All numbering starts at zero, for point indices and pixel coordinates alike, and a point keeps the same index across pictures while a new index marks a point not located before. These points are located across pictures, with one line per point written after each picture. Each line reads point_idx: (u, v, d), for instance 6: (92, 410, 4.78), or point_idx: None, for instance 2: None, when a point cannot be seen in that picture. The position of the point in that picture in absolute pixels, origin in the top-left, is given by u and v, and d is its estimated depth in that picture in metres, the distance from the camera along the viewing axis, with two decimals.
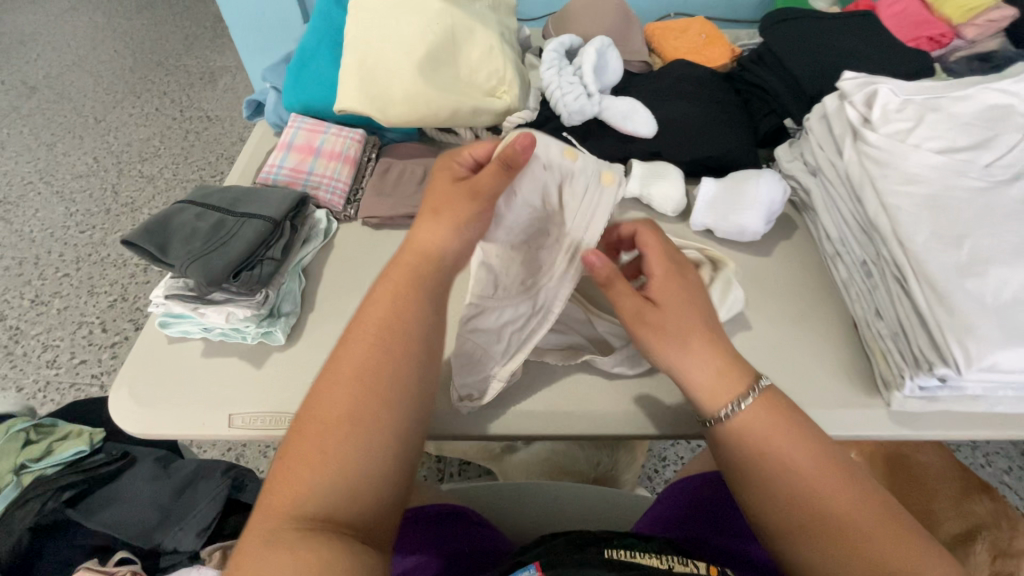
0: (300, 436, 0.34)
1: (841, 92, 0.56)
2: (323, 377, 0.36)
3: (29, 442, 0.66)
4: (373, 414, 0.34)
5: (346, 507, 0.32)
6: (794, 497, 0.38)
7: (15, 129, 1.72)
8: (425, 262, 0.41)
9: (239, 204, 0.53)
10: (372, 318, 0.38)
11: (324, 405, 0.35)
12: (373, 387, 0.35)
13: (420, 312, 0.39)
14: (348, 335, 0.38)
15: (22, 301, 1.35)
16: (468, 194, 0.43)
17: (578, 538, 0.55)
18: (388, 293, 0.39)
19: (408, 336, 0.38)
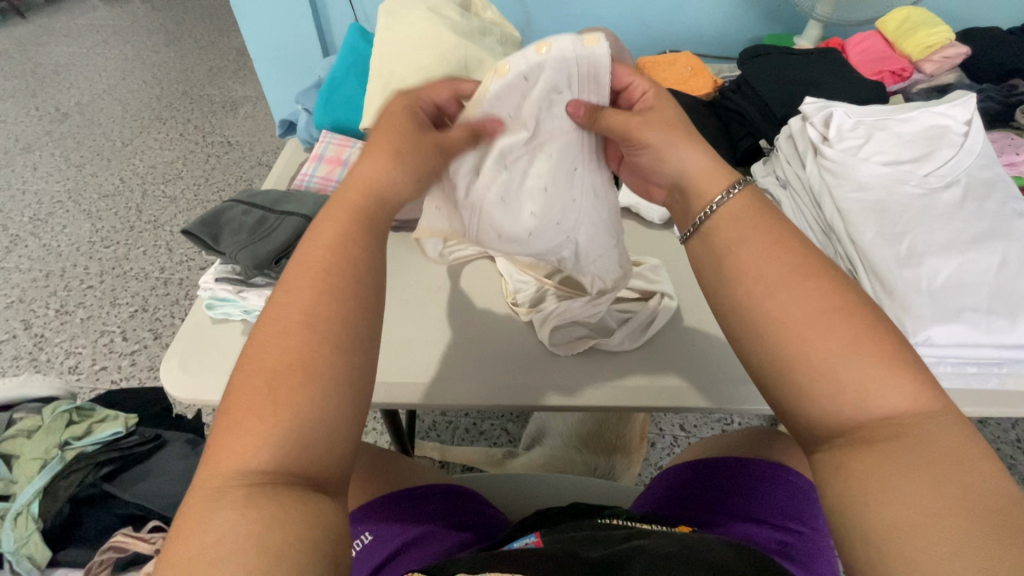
0: (241, 393, 0.30)
1: (804, 114, 0.65)
2: (262, 327, 0.32)
3: (72, 422, 0.72)
4: (324, 362, 0.31)
5: (295, 459, 0.29)
6: (750, 309, 0.35)
7: (47, 152, 1.83)
8: (367, 207, 0.38)
9: (280, 203, 0.62)
10: (313, 258, 0.35)
11: (264, 359, 0.31)
12: (319, 332, 0.32)
13: (372, 254, 0.36)
14: (289, 279, 0.34)
15: (47, 311, 1.42)
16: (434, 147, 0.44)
17: (574, 509, 0.61)
18: (333, 236, 0.36)
19: (348, 278, 0.34)
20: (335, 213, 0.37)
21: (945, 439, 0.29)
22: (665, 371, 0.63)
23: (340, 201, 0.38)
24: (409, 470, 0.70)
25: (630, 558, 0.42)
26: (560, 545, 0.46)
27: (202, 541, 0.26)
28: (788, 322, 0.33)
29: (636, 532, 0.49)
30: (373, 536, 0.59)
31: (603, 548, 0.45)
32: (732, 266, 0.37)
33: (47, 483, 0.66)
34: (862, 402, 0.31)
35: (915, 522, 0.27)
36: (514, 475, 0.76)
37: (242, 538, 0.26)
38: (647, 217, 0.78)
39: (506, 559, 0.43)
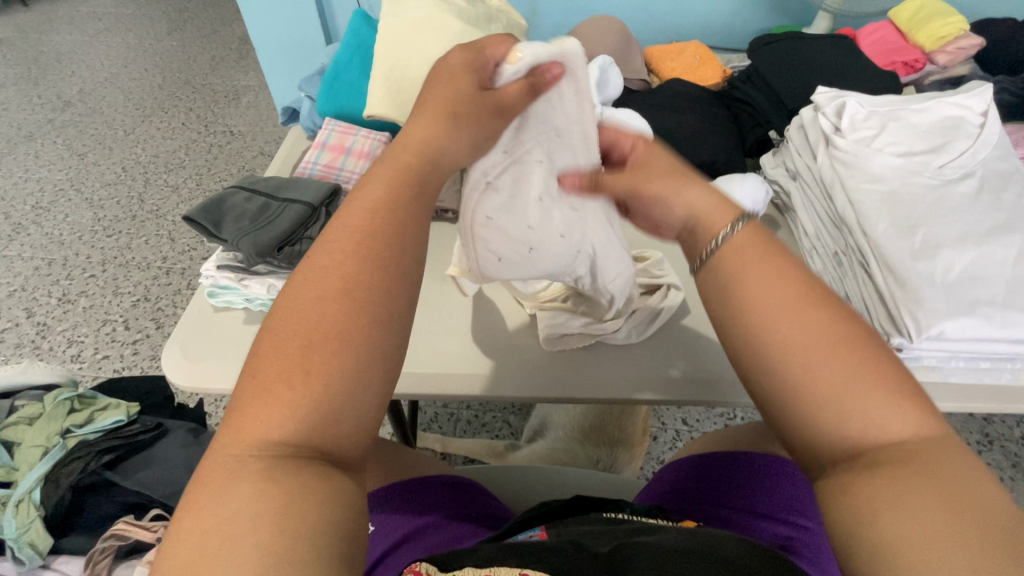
0: (271, 355, 0.28)
1: (817, 104, 0.64)
2: (291, 288, 0.30)
3: (74, 410, 0.71)
4: (360, 331, 0.29)
5: (324, 431, 0.27)
6: (756, 324, 0.33)
7: (49, 140, 1.82)
8: (404, 174, 0.36)
9: (283, 190, 0.61)
10: (349, 219, 0.32)
11: (294, 322, 0.29)
12: (354, 298, 0.30)
13: (411, 220, 0.34)
14: (323, 240, 0.32)
15: (50, 300, 1.42)
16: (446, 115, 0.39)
17: (578, 501, 0.61)
18: (371, 202, 0.33)
19: (383, 240, 0.32)
20: (375, 174, 0.35)
21: (953, 464, 0.28)
22: (672, 364, 0.63)
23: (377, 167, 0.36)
24: (412, 461, 0.70)
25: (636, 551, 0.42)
26: (565, 539, 0.46)
27: (215, 516, 0.24)
28: (788, 348, 0.32)
29: (640, 526, 0.49)
30: (375, 526, 0.59)
31: (608, 542, 0.45)
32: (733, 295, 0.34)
33: (50, 470, 0.65)
34: (870, 420, 0.30)
35: (930, 539, 0.25)
36: (517, 468, 0.75)
37: (263, 513, 0.24)
38: None
39: (511, 552, 0.42)
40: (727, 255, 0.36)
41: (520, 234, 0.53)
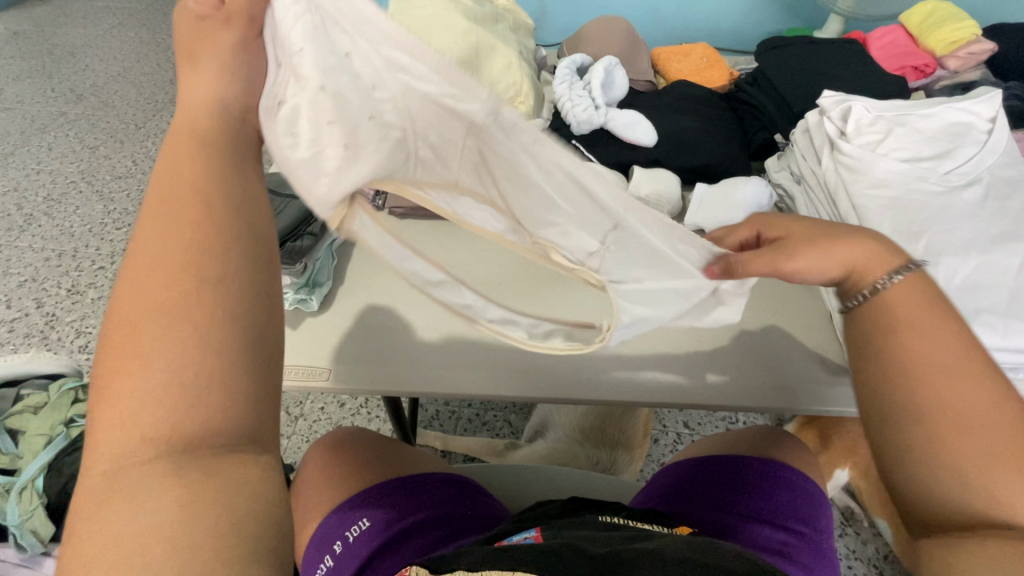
0: (113, 353, 0.28)
1: (822, 108, 0.63)
2: (125, 285, 0.30)
3: (78, 399, 0.73)
4: (198, 304, 0.29)
5: (185, 414, 0.27)
6: (904, 374, 0.37)
7: (62, 132, 1.84)
8: (207, 134, 0.35)
9: (285, 187, 0.65)
10: (170, 186, 0.32)
11: (128, 315, 0.29)
12: (191, 253, 0.30)
13: (234, 186, 0.34)
14: (148, 229, 0.31)
15: (59, 290, 1.43)
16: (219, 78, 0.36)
17: (575, 502, 0.61)
18: (195, 167, 0.33)
19: (206, 200, 0.32)
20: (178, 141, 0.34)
21: None
22: (678, 363, 0.60)
23: (173, 144, 0.34)
24: (410, 457, 0.70)
25: (621, 565, 0.43)
26: (556, 542, 0.47)
27: (115, 502, 0.26)
28: (913, 408, 0.36)
29: (631, 534, 0.50)
30: (371, 522, 0.60)
31: (592, 547, 0.46)
32: (879, 345, 0.39)
33: (52, 459, 0.67)
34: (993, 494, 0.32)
35: None
36: (515, 466, 0.75)
37: (169, 511, 0.26)
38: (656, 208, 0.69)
39: (507, 555, 0.45)
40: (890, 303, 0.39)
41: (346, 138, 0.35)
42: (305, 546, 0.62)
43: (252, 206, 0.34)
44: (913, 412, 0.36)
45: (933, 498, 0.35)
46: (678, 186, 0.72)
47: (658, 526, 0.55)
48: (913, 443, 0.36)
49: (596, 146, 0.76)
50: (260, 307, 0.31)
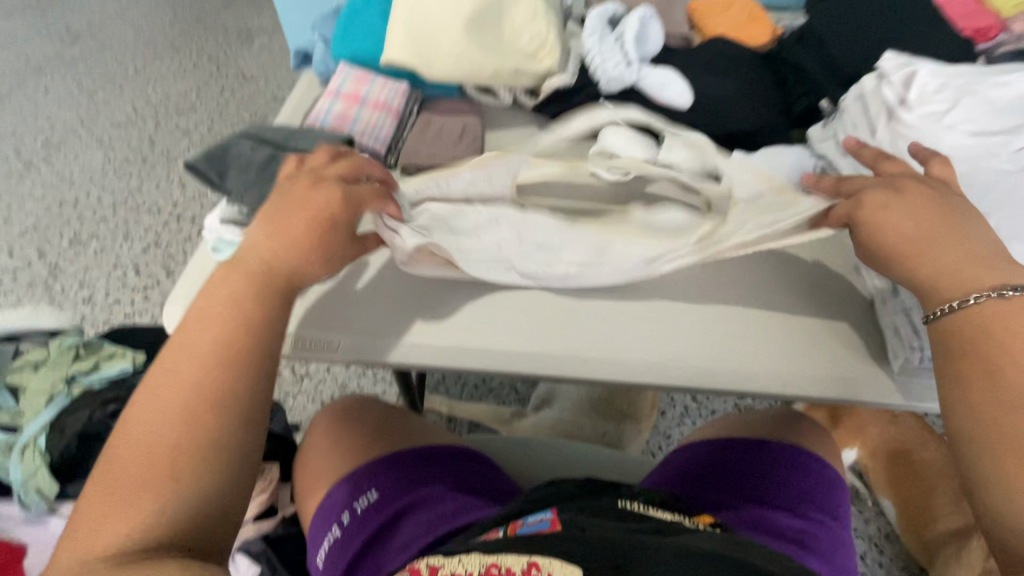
0: (124, 459, 0.38)
1: (882, 72, 0.59)
2: (145, 402, 0.41)
3: (78, 357, 0.72)
4: (201, 432, 0.40)
5: (162, 516, 0.37)
6: (975, 398, 0.42)
7: (59, 75, 1.76)
8: (250, 285, 0.46)
9: (292, 139, 0.60)
10: (205, 325, 0.44)
11: (145, 430, 0.39)
12: (205, 389, 0.41)
13: (259, 331, 0.45)
14: (177, 360, 0.42)
15: (61, 240, 1.40)
16: (282, 241, 0.48)
17: (588, 484, 0.59)
18: (225, 313, 0.44)
19: (228, 344, 0.43)
20: (233, 279, 0.46)
21: None
22: (705, 346, 0.56)
23: (219, 285, 0.46)
24: (417, 427, 0.68)
25: (639, 561, 0.40)
26: (581, 530, 0.46)
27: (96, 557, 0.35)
28: (997, 426, 0.40)
29: (650, 527, 0.48)
30: (378, 495, 0.58)
31: (613, 538, 0.44)
32: (974, 379, 0.42)
33: (53, 419, 0.67)
34: None
35: None
36: (525, 440, 0.74)
37: None
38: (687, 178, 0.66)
39: (526, 543, 0.44)
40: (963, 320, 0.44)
41: (487, 266, 0.57)
42: (311, 517, 0.61)
43: (269, 354, 0.45)
44: (977, 437, 0.41)
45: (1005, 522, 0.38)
46: (713, 154, 0.66)
47: (678, 516, 0.53)
48: (990, 471, 0.39)
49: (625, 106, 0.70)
50: (241, 437, 0.41)
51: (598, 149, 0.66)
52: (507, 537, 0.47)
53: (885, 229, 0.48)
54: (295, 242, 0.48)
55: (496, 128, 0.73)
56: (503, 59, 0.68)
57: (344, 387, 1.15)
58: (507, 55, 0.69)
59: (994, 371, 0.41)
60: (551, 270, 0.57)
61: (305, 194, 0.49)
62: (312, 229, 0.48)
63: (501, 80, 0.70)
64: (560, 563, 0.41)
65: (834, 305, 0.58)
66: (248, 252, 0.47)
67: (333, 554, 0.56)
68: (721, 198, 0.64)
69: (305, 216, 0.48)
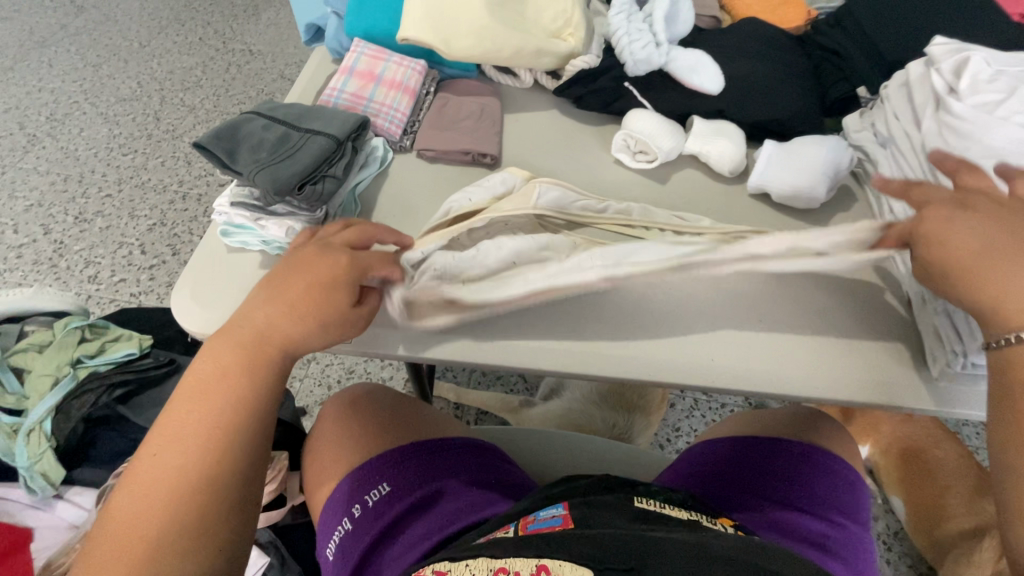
0: (108, 549, 0.38)
1: (931, 58, 0.57)
2: (133, 488, 0.40)
3: (84, 340, 0.71)
4: (189, 522, 0.39)
5: None
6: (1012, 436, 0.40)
7: (62, 47, 1.72)
8: (248, 355, 0.44)
9: (304, 119, 0.57)
10: (199, 400, 0.42)
11: (130, 521, 0.38)
12: (194, 474, 0.40)
13: (253, 410, 0.43)
14: (167, 439, 0.41)
15: (66, 217, 1.39)
16: (284, 304, 0.45)
17: (603, 481, 0.58)
18: (219, 388, 0.43)
19: (221, 424, 0.42)
20: (227, 347, 0.44)
21: None
22: (732, 345, 0.54)
23: (217, 352, 0.44)
24: (428, 419, 0.66)
25: (652, 562, 0.39)
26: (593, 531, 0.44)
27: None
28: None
29: (665, 526, 0.46)
30: (390, 487, 0.57)
31: (627, 537, 0.42)
32: (1003, 411, 0.41)
33: (60, 403, 0.66)
34: None
35: None
36: (538, 433, 0.72)
37: None
38: (715, 168, 0.63)
39: (531, 543, 0.43)
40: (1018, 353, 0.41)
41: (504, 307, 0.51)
42: (321, 508, 0.60)
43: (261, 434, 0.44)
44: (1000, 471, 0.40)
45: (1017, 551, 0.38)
46: (743, 142, 0.63)
47: (695, 516, 0.51)
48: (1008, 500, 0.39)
49: (651, 90, 0.67)
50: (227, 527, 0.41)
51: (621, 137, 0.65)
52: (517, 535, 0.46)
53: (949, 243, 0.43)
54: (296, 312, 0.45)
55: (515, 111, 0.70)
56: (526, 38, 0.65)
57: (352, 372, 1.13)
58: (530, 34, 0.65)
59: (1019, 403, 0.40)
60: (572, 298, 0.52)
61: (313, 256, 0.47)
62: (313, 295, 0.46)
63: (522, 60, 0.67)
64: (568, 566, 0.40)
65: (866, 305, 0.56)
66: (249, 316, 0.45)
67: (343, 547, 0.55)
68: (751, 188, 0.62)
69: (307, 278, 0.46)
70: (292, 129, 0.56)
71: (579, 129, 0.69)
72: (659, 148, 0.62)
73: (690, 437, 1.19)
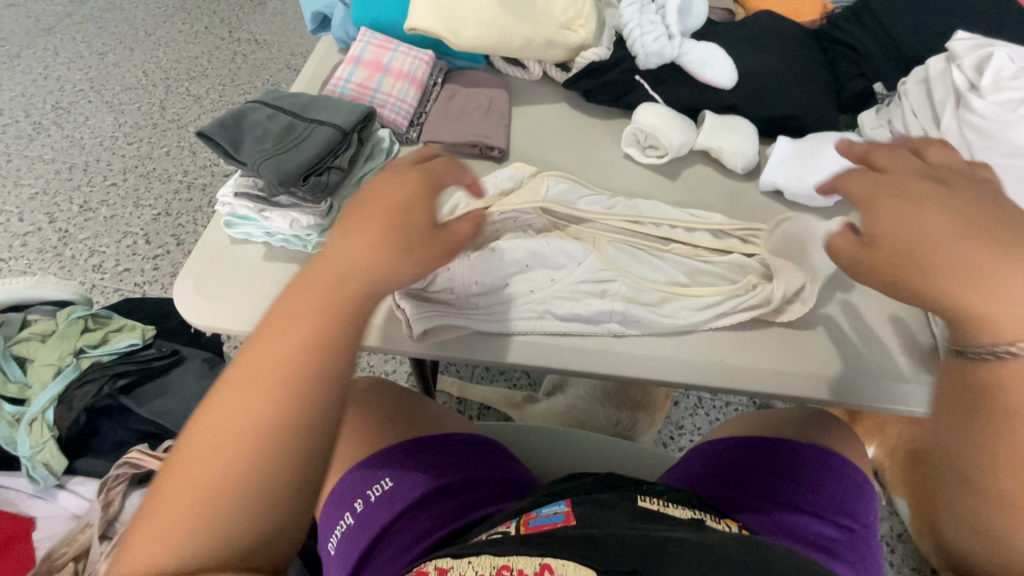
0: (155, 529, 0.28)
1: (952, 54, 0.56)
2: (191, 451, 0.30)
3: (87, 329, 0.71)
4: (259, 500, 0.29)
5: None
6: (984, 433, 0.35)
7: (68, 35, 1.71)
8: (341, 289, 0.34)
9: (310, 110, 0.56)
10: (277, 345, 0.32)
11: (187, 496, 0.29)
12: (269, 441, 0.30)
13: (338, 361, 0.33)
14: (231, 394, 0.31)
15: (71, 206, 1.38)
16: (380, 231, 0.36)
17: (606, 479, 0.57)
18: (299, 328, 0.32)
19: (309, 377, 0.31)
20: (309, 285, 0.34)
21: None
22: (741, 345, 0.53)
23: (302, 285, 0.34)
24: (433, 413, 0.66)
25: (655, 564, 0.38)
26: (594, 531, 0.43)
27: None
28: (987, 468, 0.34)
29: (668, 526, 0.45)
30: (392, 484, 0.57)
31: (629, 538, 0.41)
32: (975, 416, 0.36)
33: (62, 392, 0.66)
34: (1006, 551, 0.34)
35: None
36: (542, 430, 0.72)
37: None
38: (727, 164, 0.62)
39: (533, 542, 0.42)
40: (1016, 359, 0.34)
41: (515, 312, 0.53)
42: (323, 504, 0.59)
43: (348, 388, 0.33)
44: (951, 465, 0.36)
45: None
46: (756, 139, 0.62)
47: (697, 514, 0.50)
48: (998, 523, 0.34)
49: (663, 84, 0.66)
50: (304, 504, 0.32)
51: (631, 130, 0.63)
52: (518, 534, 0.45)
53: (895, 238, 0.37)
54: (376, 247, 0.35)
55: (523, 104, 0.69)
56: (536, 29, 0.64)
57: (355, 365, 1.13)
58: (540, 24, 0.64)
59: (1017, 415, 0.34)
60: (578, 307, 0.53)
61: (396, 185, 0.38)
62: (408, 228, 0.37)
63: (532, 52, 0.65)
64: (571, 566, 0.39)
65: (880, 305, 0.55)
66: (331, 252, 0.35)
67: (344, 541, 0.55)
68: (763, 186, 0.61)
69: (389, 208, 0.37)
70: (300, 119, 0.55)
71: (588, 122, 0.67)
72: (669, 143, 0.61)
73: (694, 435, 1.18)
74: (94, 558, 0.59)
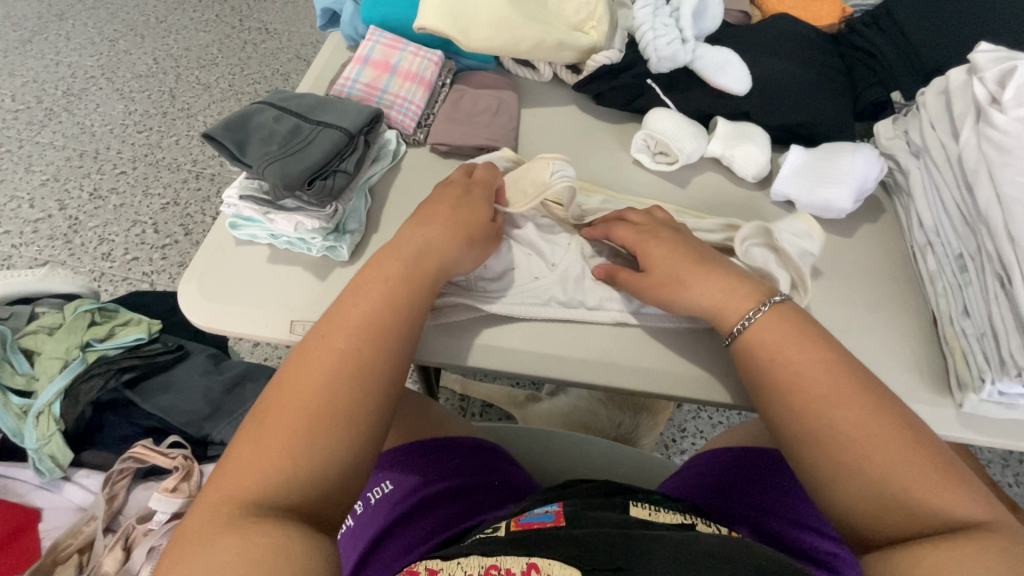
0: (271, 421, 0.36)
1: (974, 66, 0.54)
2: (298, 365, 0.39)
3: (93, 323, 0.71)
4: (354, 402, 0.38)
5: (299, 481, 0.35)
6: (808, 425, 0.40)
7: (80, 20, 1.71)
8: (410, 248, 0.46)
9: (317, 111, 0.56)
10: (363, 293, 0.43)
11: (292, 400, 0.37)
12: (360, 355, 0.40)
13: (409, 296, 0.44)
14: (322, 336, 0.40)
15: (81, 193, 1.39)
16: (451, 207, 0.50)
17: (603, 487, 0.56)
18: (384, 272, 0.44)
19: (391, 308, 0.42)
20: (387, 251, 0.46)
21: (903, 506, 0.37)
22: None
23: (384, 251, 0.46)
24: (435, 415, 0.66)
25: (640, 561, 0.39)
26: (582, 529, 0.43)
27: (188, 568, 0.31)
28: (800, 438, 0.41)
29: (657, 527, 0.45)
30: (393, 487, 0.57)
31: (612, 532, 0.42)
32: (781, 405, 0.42)
33: (68, 386, 0.67)
34: (899, 507, 0.37)
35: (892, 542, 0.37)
36: (543, 433, 0.72)
37: (251, 548, 0.31)
38: (739, 173, 0.61)
39: (523, 542, 0.42)
40: (757, 335, 0.44)
41: (518, 299, 0.54)
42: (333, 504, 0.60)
43: (414, 325, 0.43)
44: (813, 464, 0.40)
45: (848, 523, 0.39)
46: (768, 146, 0.61)
47: (689, 518, 0.49)
48: (840, 490, 0.39)
49: (674, 88, 0.65)
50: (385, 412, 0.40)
51: (641, 136, 0.62)
52: (509, 532, 0.44)
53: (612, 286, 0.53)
54: (440, 238, 0.47)
55: (532, 105, 0.68)
56: (547, 30, 0.63)
57: None
58: (551, 26, 0.63)
59: (778, 393, 0.42)
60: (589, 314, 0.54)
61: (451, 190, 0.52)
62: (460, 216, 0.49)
63: (542, 53, 0.65)
64: (559, 564, 0.39)
65: (891, 321, 0.54)
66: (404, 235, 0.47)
67: (345, 544, 0.56)
68: (774, 196, 0.60)
69: (452, 205, 0.50)
70: (306, 121, 0.54)
71: (597, 126, 0.67)
72: (680, 150, 0.60)
73: (696, 438, 1.18)
74: (99, 551, 0.61)
